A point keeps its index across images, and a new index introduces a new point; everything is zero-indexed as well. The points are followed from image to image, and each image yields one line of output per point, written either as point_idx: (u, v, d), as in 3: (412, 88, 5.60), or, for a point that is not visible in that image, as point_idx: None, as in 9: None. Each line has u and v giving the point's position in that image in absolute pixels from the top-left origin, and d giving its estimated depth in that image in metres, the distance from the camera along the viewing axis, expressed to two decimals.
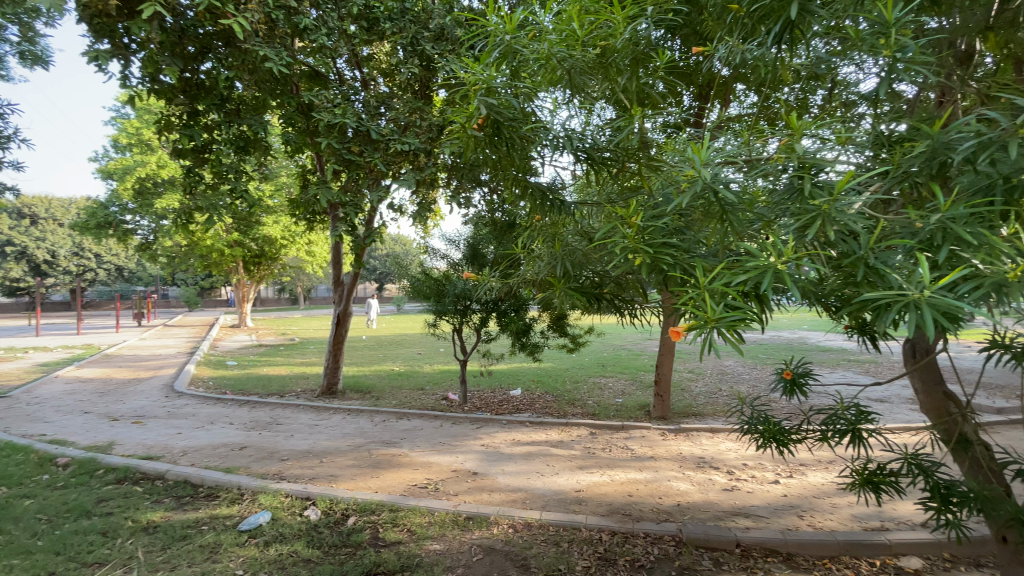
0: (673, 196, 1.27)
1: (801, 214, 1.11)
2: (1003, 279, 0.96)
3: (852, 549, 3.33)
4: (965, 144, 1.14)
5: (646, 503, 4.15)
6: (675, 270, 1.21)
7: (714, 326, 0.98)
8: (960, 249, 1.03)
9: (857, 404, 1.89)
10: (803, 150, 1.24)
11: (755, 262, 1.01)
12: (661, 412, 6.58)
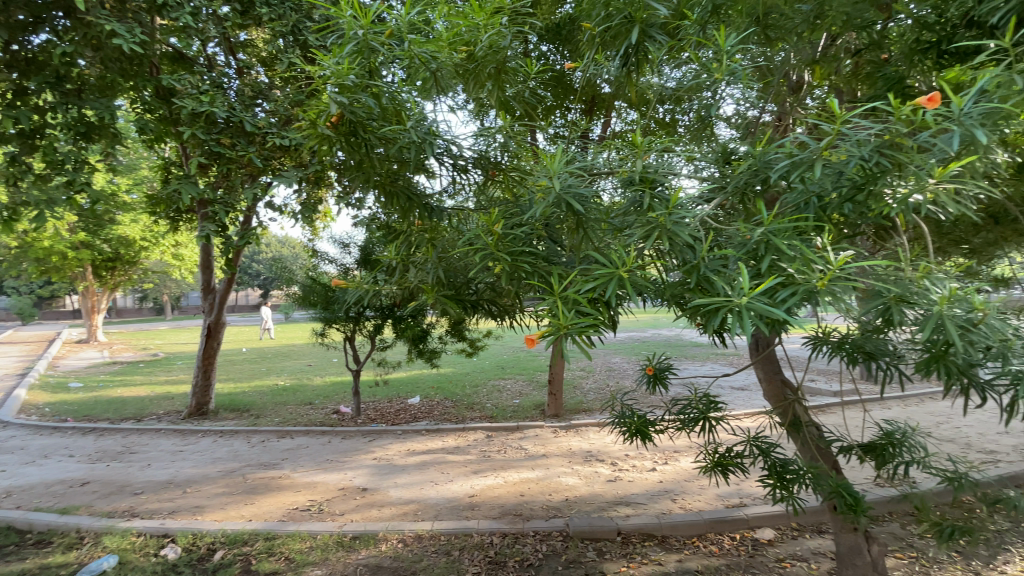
0: (534, 205, 1.29)
1: (646, 224, 1.16)
2: (813, 286, 0.99)
3: (716, 526, 3.70)
4: (780, 163, 1.24)
5: (537, 501, 4.25)
6: (533, 278, 1.23)
7: (566, 332, 1.01)
8: (779, 259, 1.06)
9: (706, 395, 2.10)
10: (650, 165, 1.32)
11: (602, 270, 1.06)
12: (555, 410, 6.80)
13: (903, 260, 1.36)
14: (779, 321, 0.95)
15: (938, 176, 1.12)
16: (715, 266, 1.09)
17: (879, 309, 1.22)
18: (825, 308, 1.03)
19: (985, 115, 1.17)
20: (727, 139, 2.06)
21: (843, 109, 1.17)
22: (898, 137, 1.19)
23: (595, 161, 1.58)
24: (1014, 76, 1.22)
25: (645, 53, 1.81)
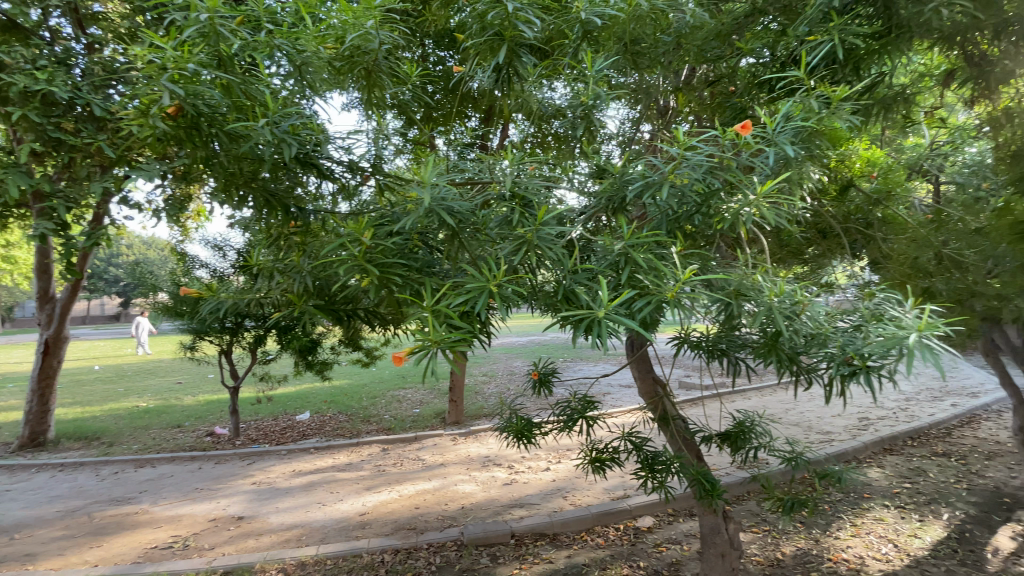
0: (405, 215, 1.25)
1: (515, 237, 1.18)
2: (663, 297, 1.06)
3: (602, 518, 3.90)
4: (635, 183, 1.33)
5: (432, 512, 4.16)
6: (404, 290, 1.19)
7: (437, 347, 0.97)
8: (635, 273, 1.12)
9: (584, 396, 2.19)
10: (521, 179, 1.33)
11: (472, 283, 1.04)
12: (455, 417, 6.73)
13: (743, 265, 1.52)
14: (635, 331, 1.00)
15: (762, 190, 1.27)
16: (578, 277, 1.13)
17: (723, 310, 1.35)
18: (673, 315, 1.11)
19: (793, 137, 1.38)
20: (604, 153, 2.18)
21: (684, 133, 1.28)
22: (725, 159, 1.34)
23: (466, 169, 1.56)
24: (811, 101, 1.45)
25: (517, 69, 1.86)
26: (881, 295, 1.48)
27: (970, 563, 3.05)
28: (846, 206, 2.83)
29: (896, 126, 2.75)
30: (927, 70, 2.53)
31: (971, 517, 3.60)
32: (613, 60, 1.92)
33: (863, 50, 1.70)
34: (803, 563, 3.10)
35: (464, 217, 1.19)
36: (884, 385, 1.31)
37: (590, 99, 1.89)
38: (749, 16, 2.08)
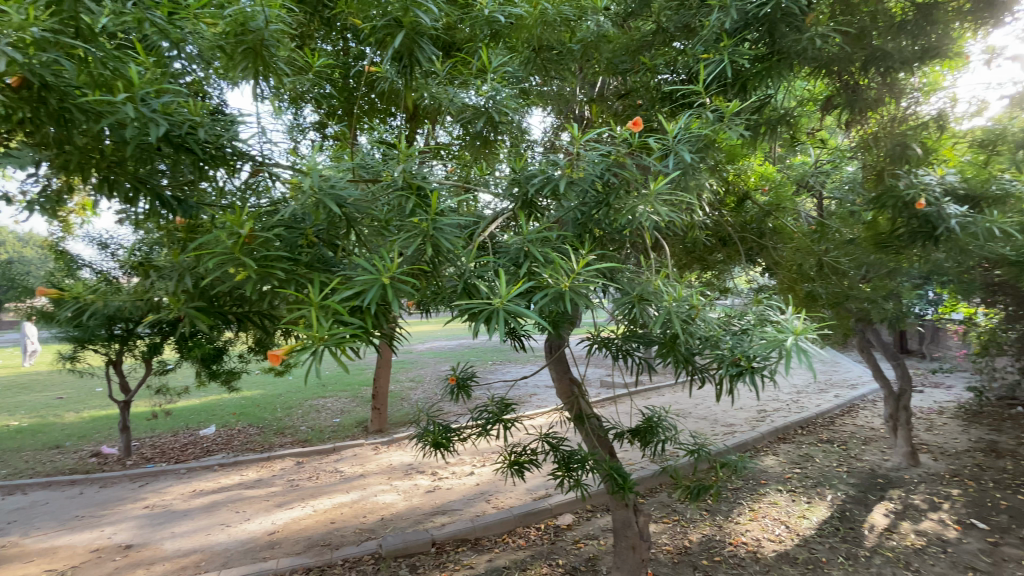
0: (288, 204, 1.07)
1: (404, 228, 1.07)
2: (561, 290, 1.04)
3: (524, 519, 3.93)
4: (534, 178, 1.33)
5: (348, 526, 3.97)
6: (285, 285, 0.99)
7: (323, 345, 0.83)
8: (535, 267, 1.09)
9: (502, 399, 2.18)
10: (413, 169, 1.19)
11: (362, 274, 0.91)
12: (378, 425, 6.49)
13: (646, 270, 1.57)
14: (534, 321, 0.96)
15: (653, 188, 1.28)
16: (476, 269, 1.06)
17: (625, 308, 1.38)
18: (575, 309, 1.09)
19: (692, 146, 1.45)
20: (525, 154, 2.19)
21: (578, 133, 1.32)
22: (621, 158, 1.39)
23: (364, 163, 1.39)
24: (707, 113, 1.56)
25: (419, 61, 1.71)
26: (766, 301, 1.60)
27: (848, 538, 3.39)
28: (743, 216, 3.08)
29: (785, 144, 3.03)
30: (811, 96, 2.80)
31: (850, 497, 4.02)
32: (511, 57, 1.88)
33: (750, 72, 1.80)
34: (708, 549, 3.30)
35: (355, 205, 1.04)
36: (765, 384, 1.41)
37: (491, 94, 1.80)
38: (655, 35, 2.17)
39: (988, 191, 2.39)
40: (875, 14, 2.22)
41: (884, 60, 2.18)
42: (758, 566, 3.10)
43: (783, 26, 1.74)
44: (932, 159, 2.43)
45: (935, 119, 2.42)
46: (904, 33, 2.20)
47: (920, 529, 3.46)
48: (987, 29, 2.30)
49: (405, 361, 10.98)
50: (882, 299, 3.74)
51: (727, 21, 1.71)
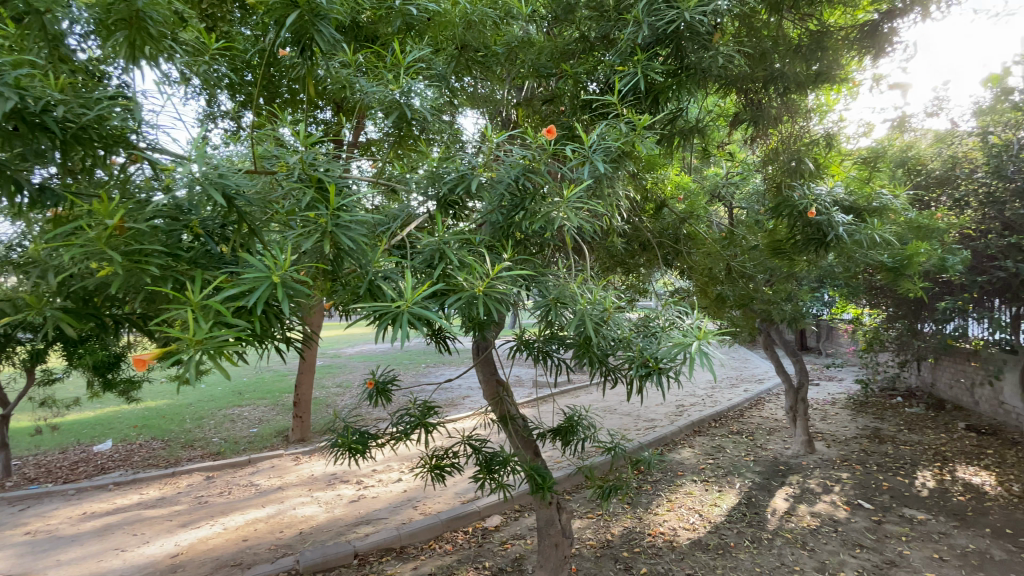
0: (168, 191, 0.97)
1: (303, 224, 1.00)
2: (474, 292, 1.02)
3: (451, 524, 3.88)
4: (448, 178, 1.29)
5: (263, 543, 3.72)
6: (160, 281, 0.91)
7: (198, 351, 0.77)
8: (448, 269, 1.07)
9: (424, 402, 2.13)
10: (318, 161, 1.13)
11: (250, 272, 0.84)
12: (300, 434, 6.14)
13: (564, 272, 1.58)
14: (441, 325, 0.93)
15: (565, 196, 1.30)
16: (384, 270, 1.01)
17: (542, 310, 1.39)
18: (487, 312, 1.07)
19: (604, 156, 1.48)
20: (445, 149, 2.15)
21: (493, 134, 1.31)
22: (536, 162, 1.38)
23: (260, 153, 1.28)
24: (618, 127, 1.58)
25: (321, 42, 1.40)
26: (675, 304, 1.67)
27: (753, 522, 3.65)
28: (662, 222, 3.24)
29: (700, 156, 3.22)
30: (723, 112, 2.98)
31: (756, 484, 4.34)
32: (428, 54, 1.82)
33: (661, 85, 1.90)
34: (628, 541, 3.43)
35: (246, 197, 0.96)
36: (671, 384, 1.47)
37: (398, 91, 1.67)
38: (578, 43, 2.21)
39: (869, 204, 2.66)
40: (776, 39, 2.41)
41: (782, 80, 2.37)
42: (673, 554, 3.26)
43: (690, 44, 1.84)
44: (824, 173, 2.67)
45: (825, 137, 2.66)
46: (799, 57, 2.41)
47: (815, 511, 3.78)
48: (870, 60, 2.54)
49: (332, 365, 10.54)
50: (783, 301, 4.08)
51: (639, 36, 1.80)
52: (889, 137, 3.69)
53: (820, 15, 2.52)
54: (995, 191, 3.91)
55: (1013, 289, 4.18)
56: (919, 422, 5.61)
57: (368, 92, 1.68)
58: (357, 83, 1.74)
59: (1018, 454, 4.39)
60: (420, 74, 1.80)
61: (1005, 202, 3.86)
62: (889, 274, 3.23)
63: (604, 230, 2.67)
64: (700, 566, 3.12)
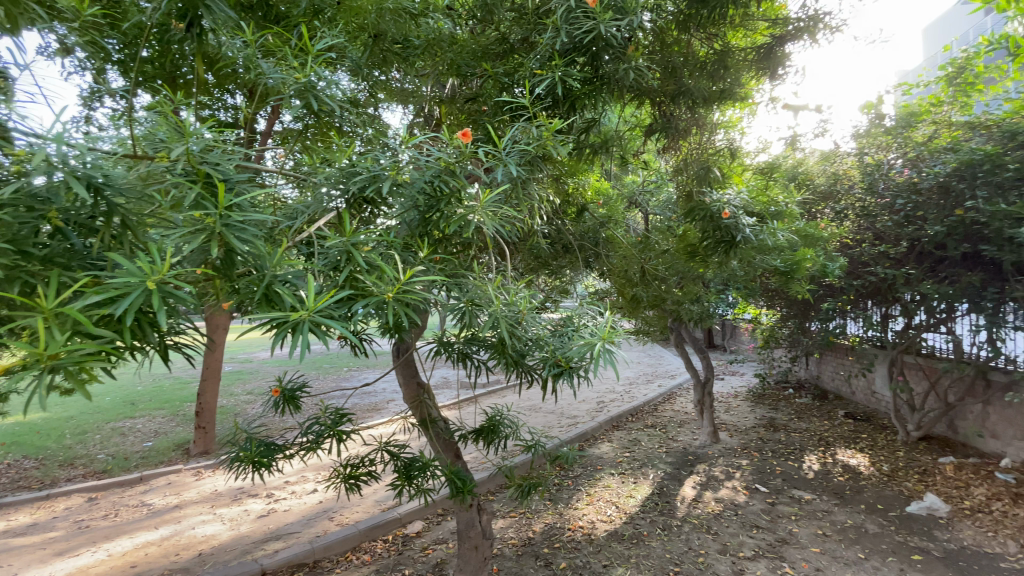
0: (17, 178, 0.84)
1: (187, 222, 0.91)
2: (383, 298, 0.98)
3: (369, 533, 3.73)
4: (357, 176, 1.21)
5: (156, 568, 3.37)
6: (5, 283, 0.79)
7: (51, 366, 0.68)
8: (355, 272, 1.01)
9: (336, 410, 2.02)
10: (207, 152, 1.02)
11: (120, 276, 0.75)
12: (204, 446, 5.64)
13: (481, 273, 1.56)
14: (345, 333, 0.88)
15: (482, 200, 1.30)
16: (283, 274, 0.94)
17: (458, 313, 1.36)
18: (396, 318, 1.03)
19: (518, 158, 1.50)
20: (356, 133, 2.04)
21: (407, 134, 1.27)
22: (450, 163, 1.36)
23: (138, 138, 1.14)
24: (532, 129, 1.61)
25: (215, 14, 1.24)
26: (588, 304, 1.72)
27: (665, 511, 3.87)
28: (583, 225, 3.34)
29: (618, 163, 3.35)
30: (638, 122, 3.13)
31: (667, 474, 4.61)
32: (339, 41, 1.68)
33: (577, 92, 1.96)
34: (549, 537, 3.49)
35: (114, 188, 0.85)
36: (583, 383, 1.50)
37: (306, 78, 1.50)
38: (499, 45, 2.22)
39: (764, 213, 2.90)
40: (685, 56, 2.56)
41: (688, 95, 2.53)
42: (591, 547, 3.36)
43: (603, 56, 1.92)
44: (728, 182, 2.88)
45: (728, 150, 2.87)
46: (705, 74, 2.59)
47: (719, 496, 4.08)
48: (766, 82, 2.77)
49: (243, 371, 9.81)
50: (692, 302, 4.36)
51: (557, 41, 1.83)
52: (783, 154, 4.06)
53: (724, 37, 2.71)
54: (868, 205, 4.43)
55: (880, 291, 4.76)
56: (807, 410, 6.24)
57: (269, 76, 1.52)
58: (259, 64, 1.57)
59: (884, 436, 5.00)
60: (329, 61, 1.65)
61: (876, 215, 4.39)
62: (781, 277, 3.56)
63: (526, 232, 2.70)
64: (616, 556, 3.24)
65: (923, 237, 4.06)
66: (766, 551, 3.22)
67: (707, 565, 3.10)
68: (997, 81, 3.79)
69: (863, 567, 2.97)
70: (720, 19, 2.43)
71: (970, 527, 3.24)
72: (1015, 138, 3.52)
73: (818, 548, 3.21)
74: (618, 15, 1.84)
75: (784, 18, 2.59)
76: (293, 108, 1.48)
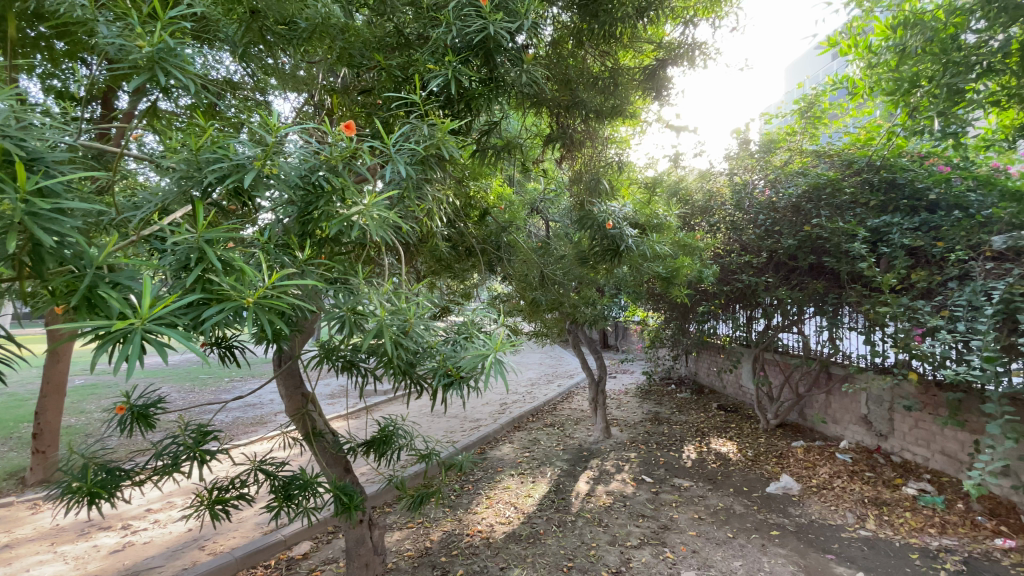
0: None
1: None
2: (241, 305, 0.87)
3: (248, 560, 3.38)
4: (213, 164, 1.05)
5: None
6: None
7: None
8: (208, 275, 0.89)
9: (198, 428, 1.80)
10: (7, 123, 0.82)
11: None
12: (41, 475, 4.75)
13: (368, 279, 1.46)
14: (189, 344, 0.77)
15: (369, 202, 1.19)
16: (112, 275, 0.81)
17: (336, 322, 1.24)
18: (260, 328, 0.93)
19: (408, 157, 1.43)
20: (231, 118, 1.84)
21: (279, 123, 1.13)
22: (332, 160, 1.24)
23: None
24: (423, 128, 1.54)
25: None
26: (483, 310, 1.69)
27: (560, 507, 3.98)
28: (485, 229, 3.22)
29: (520, 170, 3.39)
30: (539, 131, 3.19)
31: (563, 471, 4.77)
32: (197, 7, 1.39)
33: (472, 92, 1.94)
34: (446, 545, 3.43)
35: None
36: (473, 394, 1.46)
37: (152, 47, 1.21)
38: (394, 37, 2.12)
39: (647, 223, 3.12)
40: (580, 70, 2.65)
41: (583, 107, 2.64)
42: (489, 551, 3.35)
43: (499, 57, 1.90)
44: (617, 194, 3.05)
45: (618, 163, 3.03)
46: (598, 89, 2.71)
47: (609, 490, 4.29)
48: (652, 101, 2.96)
49: (97, 385, 8.51)
50: (587, 306, 4.56)
51: (449, 37, 1.78)
52: (667, 170, 4.41)
53: (615, 56, 2.86)
54: (736, 220, 4.97)
55: (746, 296, 5.35)
56: (686, 404, 6.83)
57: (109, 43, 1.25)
58: (99, 28, 1.31)
59: (749, 425, 5.62)
60: (186, 31, 1.37)
61: (742, 228, 4.93)
62: (665, 283, 3.84)
63: (424, 234, 2.63)
64: (512, 558, 3.27)
65: (779, 249, 4.63)
66: (650, 538, 3.44)
67: (598, 558, 3.23)
68: (839, 116, 4.40)
69: (731, 545, 3.29)
70: (611, 38, 2.56)
71: (816, 502, 3.72)
72: (849, 166, 4.11)
73: (695, 531, 3.50)
74: (510, 17, 1.84)
75: (667, 43, 2.79)
76: (136, 82, 1.20)
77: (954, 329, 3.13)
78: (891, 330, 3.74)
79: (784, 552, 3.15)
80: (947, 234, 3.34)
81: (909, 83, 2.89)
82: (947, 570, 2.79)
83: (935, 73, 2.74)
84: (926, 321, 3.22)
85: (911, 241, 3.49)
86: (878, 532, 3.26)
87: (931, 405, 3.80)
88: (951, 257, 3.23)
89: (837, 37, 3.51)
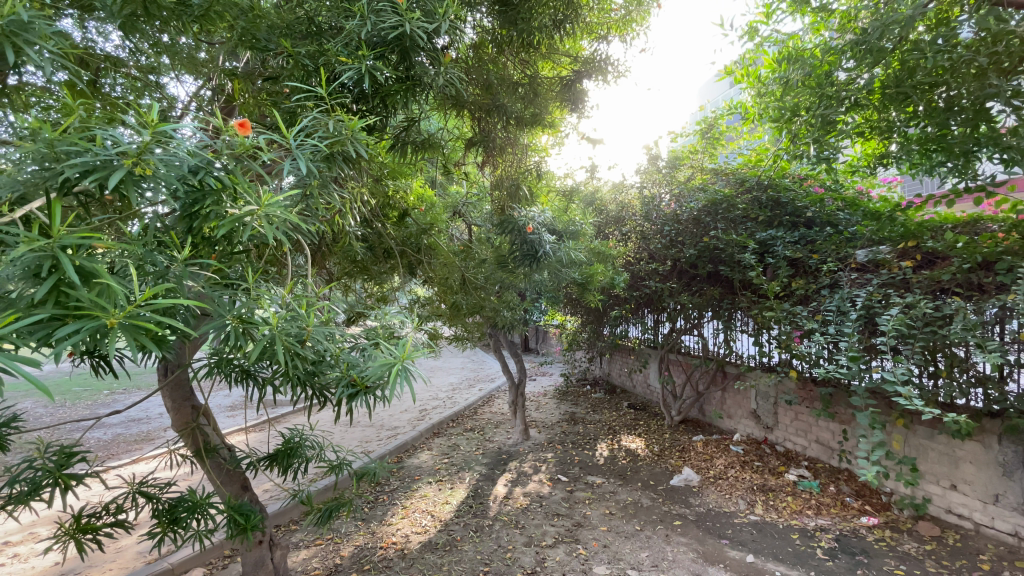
0: None
1: None
2: (103, 326, 0.79)
3: None
4: (74, 158, 0.91)
5: None
6: None
7: None
8: (61, 287, 0.79)
9: (61, 449, 1.57)
10: None
11: None
12: None
13: (266, 285, 1.36)
14: (30, 370, 0.68)
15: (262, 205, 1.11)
16: None
17: (224, 333, 1.14)
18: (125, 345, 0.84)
19: (310, 153, 1.34)
20: (108, 99, 1.63)
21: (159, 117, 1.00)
22: (228, 162, 1.13)
23: None
24: (326, 121, 1.43)
25: None
26: (392, 316, 1.63)
27: (477, 512, 3.98)
28: (404, 230, 3.13)
29: (440, 171, 3.36)
30: (460, 134, 3.18)
31: (482, 475, 4.76)
32: None
33: (387, 89, 1.88)
34: (358, 561, 3.29)
35: None
36: (379, 403, 1.42)
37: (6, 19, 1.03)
38: (301, 22, 1.97)
39: (564, 230, 3.21)
40: (500, 76, 2.67)
41: (504, 111, 2.63)
42: (403, 562, 3.26)
43: (415, 55, 1.86)
44: (535, 200, 3.11)
45: (536, 169, 3.10)
46: (519, 97, 2.75)
47: (526, 491, 4.35)
48: (570, 112, 3.05)
49: None
50: (506, 311, 4.59)
51: (362, 31, 1.71)
52: (583, 180, 4.59)
53: (535, 65, 2.92)
54: (645, 230, 5.29)
55: (654, 301, 5.69)
56: (600, 404, 7.12)
57: None
58: None
59: (656, 422, 5.96)
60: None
61: (650, 237, 5.26)
62: (580, 287, 3.98)
63: (336, 234, 2.52)
64: (428, 567, 3.21)
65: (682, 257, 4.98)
66: (564, 537, 3.53)
67: (513, 560, 3.26)
68: (735, 138, 4.82)
69: (638, 537, 3.47)
70: (531, 46, 2.61)
71: (713, 492, 4.03)
72: (742, 184, 4.52)
73: (606, 527, 3.65)
74: (427, 18, 1.82)
75: (582, 56, 2.90)
76: None
77: (826, 331, 3.54)
78: (776, 333, 4.15)
79: (685, 540, 3.38)
80: (821, 248, 3.77)
81: (791, 112, 3.21)
82: (821, 547, 3.14)
83: (812, 104, 3.07)
84: (804, 324, 3.61)
85: (792, 253, 3.90)
86: (765, 516, 3.59)
87: (807, 399, 4.27)
88: (824, 267, 3.65)
89: (732, 67, 3.85)
